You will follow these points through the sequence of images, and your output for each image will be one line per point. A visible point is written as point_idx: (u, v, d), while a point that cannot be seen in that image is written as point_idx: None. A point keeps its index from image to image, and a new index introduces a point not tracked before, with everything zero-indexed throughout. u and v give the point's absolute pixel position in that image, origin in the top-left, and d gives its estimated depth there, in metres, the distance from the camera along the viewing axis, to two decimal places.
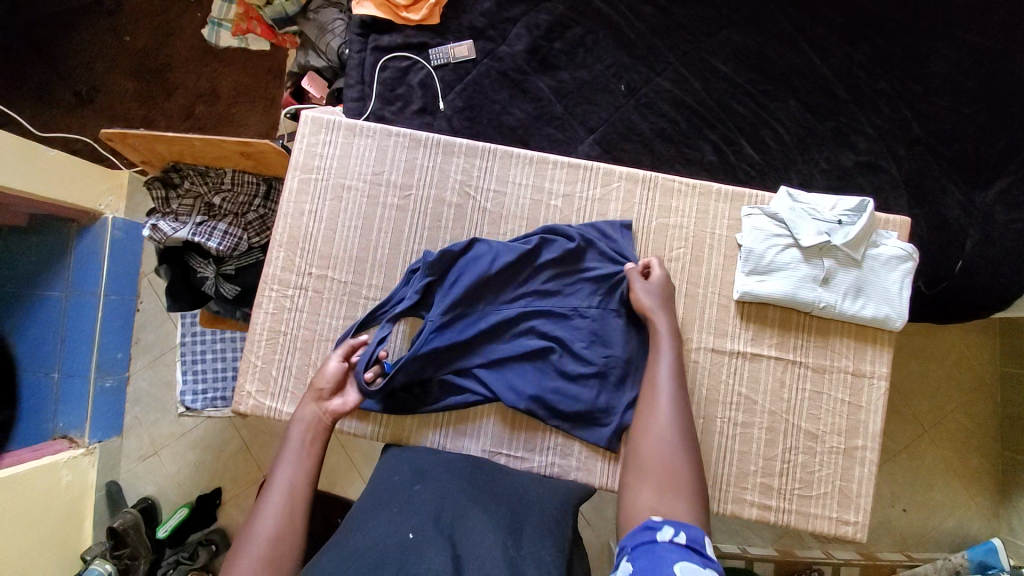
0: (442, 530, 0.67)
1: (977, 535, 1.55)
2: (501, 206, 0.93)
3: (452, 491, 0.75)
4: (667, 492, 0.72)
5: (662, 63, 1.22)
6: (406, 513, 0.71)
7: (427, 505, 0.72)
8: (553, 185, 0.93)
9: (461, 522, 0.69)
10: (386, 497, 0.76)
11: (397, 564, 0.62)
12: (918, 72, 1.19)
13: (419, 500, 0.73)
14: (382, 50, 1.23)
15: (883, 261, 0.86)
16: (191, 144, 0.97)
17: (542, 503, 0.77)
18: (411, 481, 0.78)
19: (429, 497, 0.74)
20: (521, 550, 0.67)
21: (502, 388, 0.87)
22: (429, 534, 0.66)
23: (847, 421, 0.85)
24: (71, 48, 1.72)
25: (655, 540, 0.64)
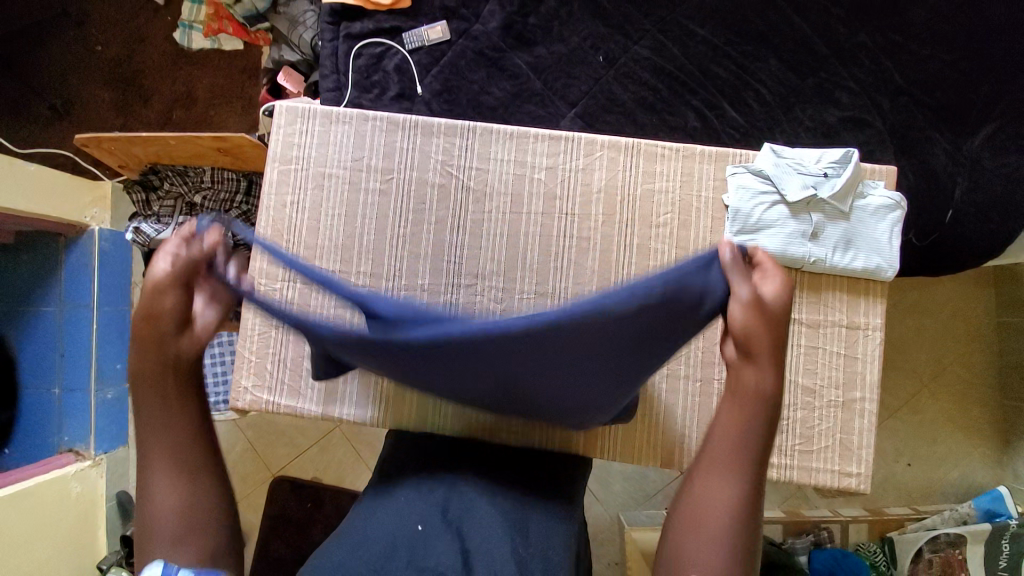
0: (450, 522, 0.68)
1: (982, 483, 1.56)
2: (484, 184, 0.92)
3: (459, 479, 0.75)
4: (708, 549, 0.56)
5: (639, 31, 1.20)
6: (414, 502, 0.71)
7: (435, 493, 0.72)
8: (535, 158, 0.91)
9: (470, 513, 0.70)
10: (393, 482, 0.76)
11: (406, 556, 0.63)
12: (898, 22, 1.17)
13: (427, 488, 0.73)
14: (354, 37, 1.21)
15: (871, 212, 0.86)
16: (167, 145, 0.96)
17: (547, 490, 0.77)
18: (417, 467, 0.78)
19: (435, 485, 0.74)
20: (529, 546, 0.68)
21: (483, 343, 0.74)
22: (436, 528, 0.67)
23: (844, 374, 0.85)
24: (42, 60, 1.69)
25: None
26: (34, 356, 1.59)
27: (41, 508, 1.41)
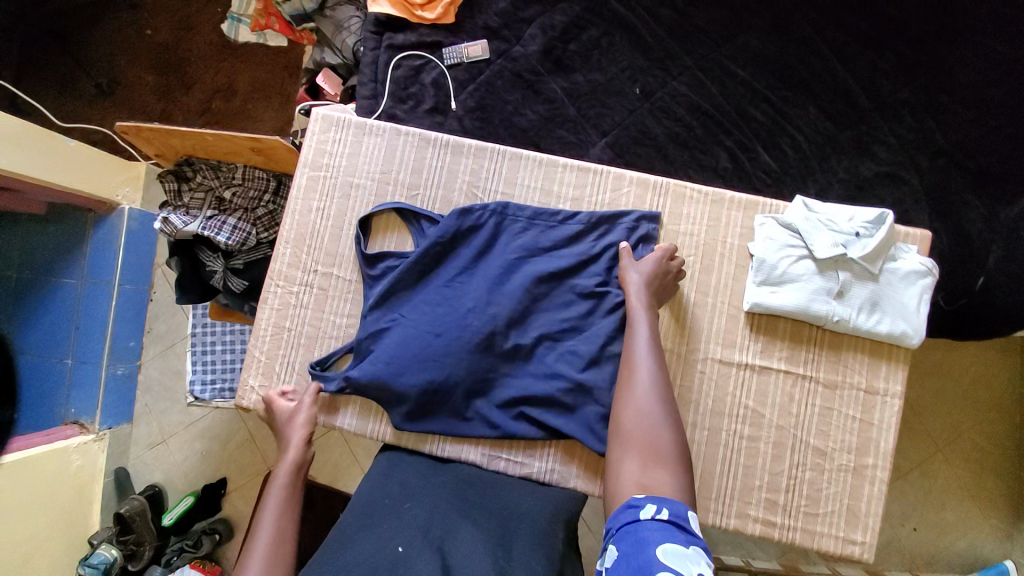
0: (432, 541, 0.66)
1: (989, 557, 1.50)
2: (502, 248, 0.90)
3: (444, 504, 0.74)
4: (652, 466, 0.68)
5: (679, 67, 1.20)
6: (396, 526, 0.69)
7: (417, 517, 0.70)
8: (556, 220, 0.89)
9: (453, 535, 0.67)
10: (375, 509, 0.74)
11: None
12: (944, 82, 1.16)
13: (409, 514, 0.71)
14: (396, 49, 1.23)
15: (900, 276, 0.83)
16: (203, 139, 0.97)
17: (532, 514, 0.76)
18: (400, 502, 0.75)
19: (419, 512, 0.72)
20: (512, 562, 0.65)
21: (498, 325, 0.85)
22: (418, 546, 0.64)
23: (859, 439, 0.83)
24: (94, 42, 1.75)
25: (638, 520, 0.60)
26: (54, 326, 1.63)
27: (42, 477, 1.44)
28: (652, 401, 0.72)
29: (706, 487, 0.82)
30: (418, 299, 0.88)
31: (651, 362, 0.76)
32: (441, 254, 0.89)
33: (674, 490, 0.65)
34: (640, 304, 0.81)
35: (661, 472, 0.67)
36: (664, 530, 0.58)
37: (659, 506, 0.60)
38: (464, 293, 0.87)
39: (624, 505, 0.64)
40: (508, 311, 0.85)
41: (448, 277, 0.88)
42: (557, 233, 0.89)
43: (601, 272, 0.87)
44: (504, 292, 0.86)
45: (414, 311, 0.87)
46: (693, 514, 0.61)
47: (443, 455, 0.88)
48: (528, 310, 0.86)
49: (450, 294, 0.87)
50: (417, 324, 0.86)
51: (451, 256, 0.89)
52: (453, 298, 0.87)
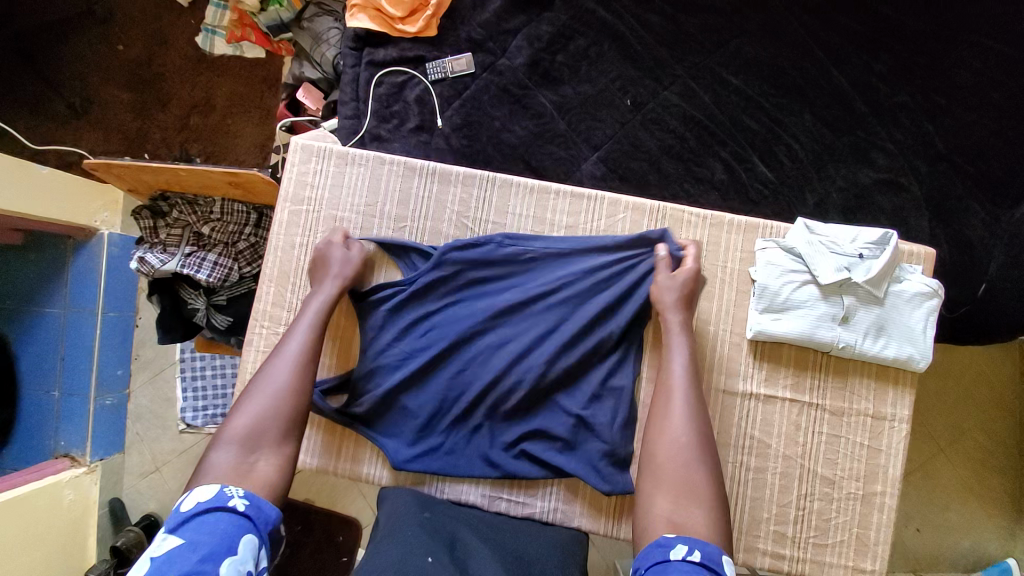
0: (456, 561, 0.67)
1: (991, 556, 1.50)
2: (496, 281, 0.87)
3: (462, 529, 0.75)
4: (683, 503, 0.67)
5: (670, 76, 1.16)
6: (417, 536, 0.70)
7: (439, 534, 0.72)
8: (551, 250, 0.87)
9: (473, 558, 0.69)
10: (391, 524, 0.74)
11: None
12: (941, 84, 1.13)
13: (432, 528, 0.73)
14: (377, 65, 1.18)
15: (906, 298, 0.80)
16: (177, 174, 0.93)
17: (542, 560, 0.73)
18: (418, 509, 0.78)
19: (439, 528, 0.73)
20: None
21: (497, 363, 0.83)
22: (446, 561, 0.66)
23: (866, 466, 0.81)
24: (64, 60, 1.68)
25: (667, 560, 0.59)
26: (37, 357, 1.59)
27: (34, 515, 1.41)
28: (686, 435, 0.71)
29: None
30: (409, 335, 0.85)
31: (687, 394, 0.74)
32: (429, 286, 0.86)
33: (707, 527, 0.65)
34: (680, 326, 0.79)
35: (695, 512, 0.66)
36: (694, 571, 0.58)
37: (690, 548, 0.60)
38: (466, 324, 0.85)
39: (651, 544, 0.63)
40: (507, 347, 0.84)
41: (440, 312, 0.86)
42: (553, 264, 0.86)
43: (597, 301, 0.84)
44: (504, 328, 0.85)
45: (403, 343, 0.85)
46: (726, 558, 0.60)
47: (444, 496, 0.85)
48: (529, 347, 0.83)
49: (453, 324, 0.85)
50: (419, 353, 0.84)
51: (442, 291, 0.86)
52: (455, 328, 0.84)
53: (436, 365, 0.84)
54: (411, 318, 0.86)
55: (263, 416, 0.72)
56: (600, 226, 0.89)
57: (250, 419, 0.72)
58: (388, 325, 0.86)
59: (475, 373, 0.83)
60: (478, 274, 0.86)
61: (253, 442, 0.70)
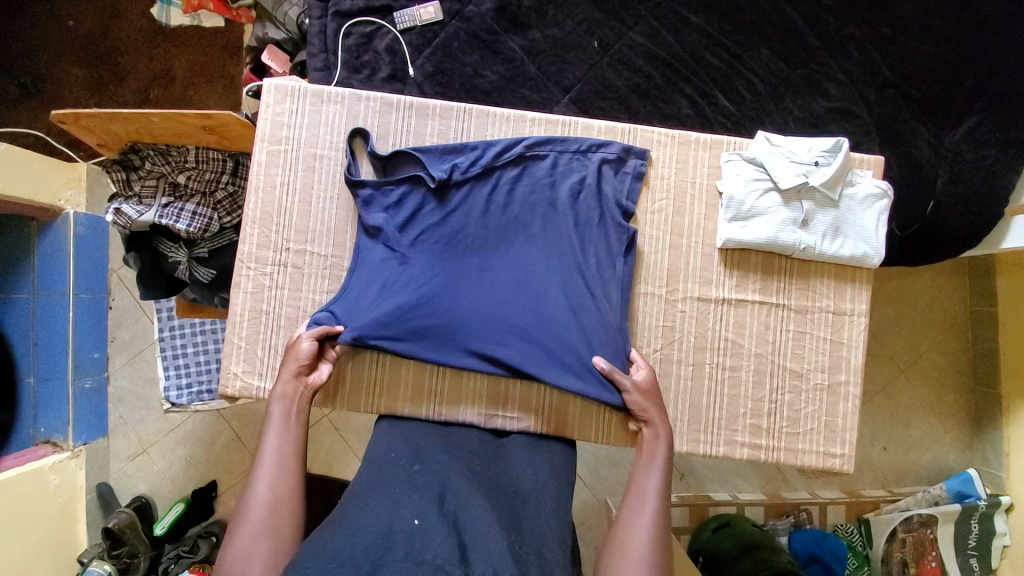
0: (446, 515, 0.65)
1: (952, 467, 1.63)
2: (485, 211, 0.87)
3: (453, 475, 0.74)
4: None
5: (634, 17, 1.19)
6: (408, 495, 0.69)
7: (430, 486, 0.71)
8: (530, 177, 0.89)
9: (465, 507, 0.67)
10: (382, 476, 0.74)
11: (403, 547, 0.60)
12: (884, 15, 1.19)
13: (422, 482, 0.72)
14: (343, 16, 1.18)
15: (859, 200, 0.87)
16: (148, 121, 0.91)
17: (536, 493, 0.74)
18: (409, 462, 0.77)
19: (430, 479, 0.73)
20: (523, 542, 0.64)
21: (493, 284, 0.85)
22: (434, 520, 0.64)
23: (831, 358, 0.87)
24: (11, 37, 1.61)
25: None
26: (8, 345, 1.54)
27: (20, 500, 1.38)
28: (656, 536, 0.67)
29: (696, 420, 0.86)
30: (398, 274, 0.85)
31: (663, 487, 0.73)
32: (416, 215, 0.87)
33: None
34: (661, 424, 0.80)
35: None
36: None
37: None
38: (464, 243, 0.87)
39: None
40: (501, 268, 0.86)
41: (429, 242, 0.86)
42: (531, 187, 0.89)
43: (576, 216, 0.87)
44: (496, 251, 0.86)
45: (394, 285, 0.85)
46: None
47: (439, 418, 0.89)
48: (519, 267, 0.86)
49: (452, 245, 0.86)
50: (420, 269, 0.85)
51: (428, 217, 0.87)
52: (453, 250, 0.86)
53: (429, 285, 0.84)
54: (403, 257, 0.86)
55: (248, 541, 0.64)
56: (577, 151, 0.90)
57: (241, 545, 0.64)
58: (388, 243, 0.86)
59: (471, 295, 0.85)
60: (472, 199, 0.88)
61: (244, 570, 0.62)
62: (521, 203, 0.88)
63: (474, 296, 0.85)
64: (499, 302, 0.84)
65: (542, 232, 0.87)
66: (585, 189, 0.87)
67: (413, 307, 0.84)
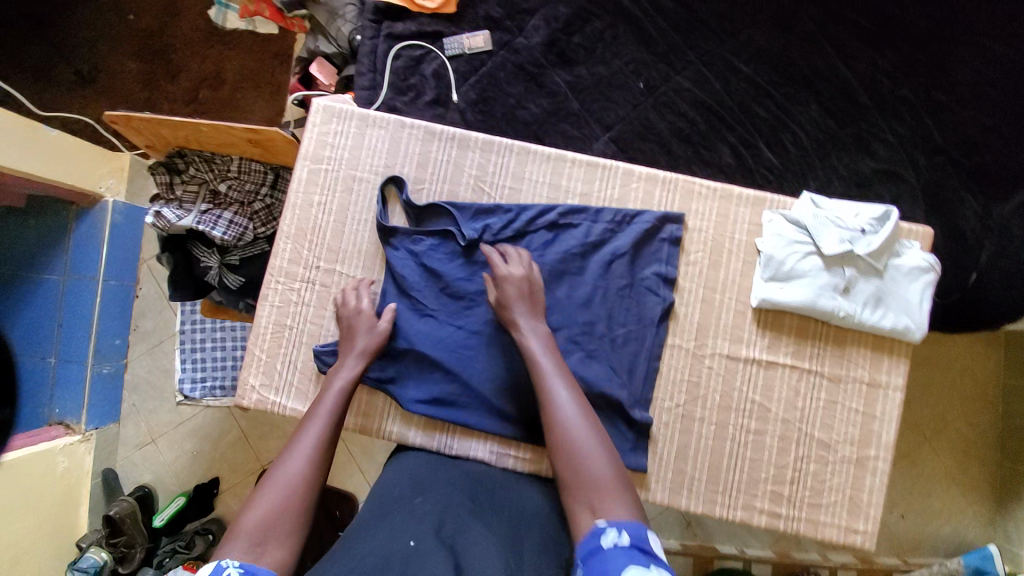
0: (443, 537, 0.62)
1: (972, 542, 1.55)
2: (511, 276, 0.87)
3: (454, 505, 0.71)
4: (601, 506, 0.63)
5: (682, 62, 1.20)
6: (405, 523, 0.66)
7: (429, 512, 0.68)
8: (562, 245, 0.87)
9: (464, 531, 0.64)
10: (384, 509, 0.71)
11: (397, 566, 0.56)
12: (940, 80, 1.17)
13: (421, 510, 0.68)
14: (395, 38, 1.20)
15: (904, 272, 0.84)
16: (197, 130, 0.94)
17: (542, 525, 0.72)
18: (411, 494, 0.74)
19: (429, 506, 0.69)
20: (524, 563, 0.61)
21: (513, 354, 0.85)
22: (428, 541, 0.61)
23: (861, 431, 0.84)
24: (74, 28, 1.67)
25: (600, 548, 0.57)
26: (28, 328, 1.54)
27: (27, 479, 1.40)
28: (581, 429, 0.69)
29: (715, 481, 0.83)
30: (415, 321, 0.87)
31: (561, 375, 0.74)
32: (441, 268, 0.88)
33: (630, 514, 0.62)
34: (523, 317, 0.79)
35: (612, 503, 0.62)
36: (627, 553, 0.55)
37: (619, 532, 0.58)
38: (486, 305, 0.87)
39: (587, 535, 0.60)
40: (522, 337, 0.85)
41: (450, 298, 0.87)
42: (563, 240, 0.87)
43: (607, 264, 0.86)
44: None
45: (416, 340, 0.86)
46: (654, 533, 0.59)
47: (451, 452, 0.87)
48: None
49: (473, 306, 0.87)
50: (440, 329, 0.86)
51: (453, 275, 0.87)
52: (475, 312, 0.87)
53: (449, 348, 0.86)
54: (424, 313, 0.87)
55: (273, 508, 0.65)
56: (612, 222, 0.88)
57: (264, 511, 0.65)
58: (411, 298, 0.87)
59: (487, 361, 0.85)
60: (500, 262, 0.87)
61: (261, 535, 0.63)
62: (550, 269, 0.86)
63: (492, 362, 0.85)
64: (516, 371, 0.85)
65: (567, 300, 0.85)
66: (618, 258, 0.86)
67: (431, 362, 0.86)
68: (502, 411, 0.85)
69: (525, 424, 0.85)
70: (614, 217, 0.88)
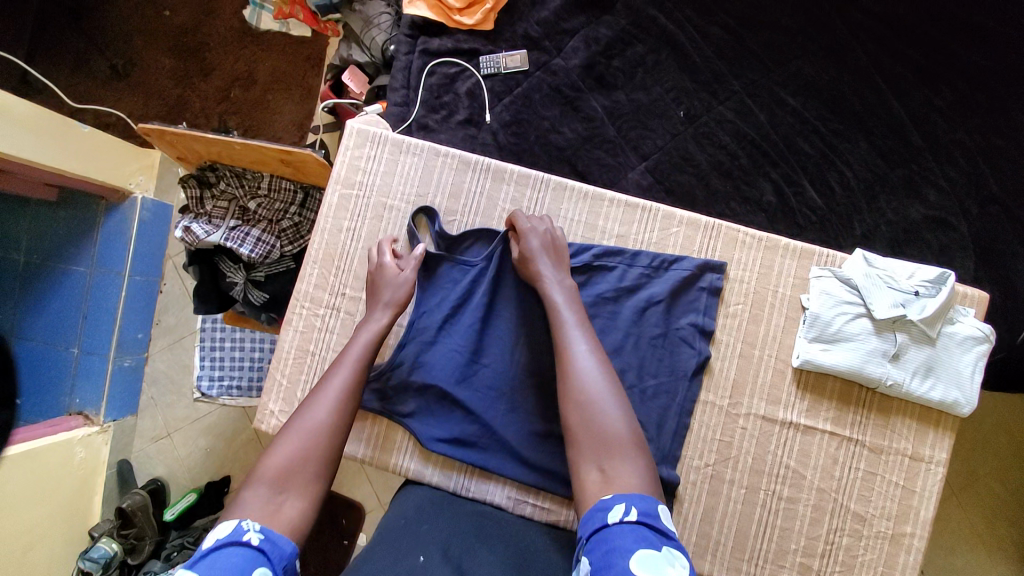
0: (449, 557, 0.65)
1: None
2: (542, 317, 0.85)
3: (459, 532, 0.73)
4: (611, 464, 0.63)
5: (726, 91, 1.15)
6: (413, 543, 0.68)
7: (435, 537, 0.70)
8: (593, 289, 0.84)
9: (469, 554, 0.67)
10: (391, 533, 0.72)
11: None
12: (1002, 125, 1.10)
13: (427, 534, 0.70)
14: (430, 54, 1.17)
15: (958, 340, 0.79)
16: (230, 147, 0.93)
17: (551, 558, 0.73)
18: (417, 520, 0.75)
19: (435, 531, 0.71)
20: None
21: (537, 399, 0.83)
22: (438, 559, 0.64)
23: (899, 506, 0.79)
24: (113, 22, 1.68)
25: (607, 526, 0.56)
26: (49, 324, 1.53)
27: (46, 469, 1.42)
28: (598, 382, 0.68)
29: (741, 548, 0.79)
30: (438, 357, 0.85)
31: (582, 329, 0.73)
32: (468, 305, 0.86)
33: (639, 481, 0.61)
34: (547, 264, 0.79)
35: (620, 465, 0.62)
36: (636, 531, 0.54)
37: (627, 507, 0.57)
38: (512, 346, 0.85)
39: (593, 506, 0.60)
40: (550, 382, 0.83)
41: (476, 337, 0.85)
42: (596, 285, 0.84)
43: (640, 313, 0.83)
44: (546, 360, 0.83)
45: (438, 377, 0.84)
46: (664, 508, 0.57)
47: (467, 494, 0.85)
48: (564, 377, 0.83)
49: (499, 346, 0.85)
50: (463, 367, 0.84)
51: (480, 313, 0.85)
52: (501, 354, 0.85)
53: (472, 387, 0.84)
54: (448, 349, 0.85)
55: (294, 454, 0.66)
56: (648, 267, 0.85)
57: (286, 458, 0.66)
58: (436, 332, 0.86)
59: (509, 405, 0.83)
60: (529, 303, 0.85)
61: (283, 483, 0.64)
62: None
63: (515, 405, 0.83)
64: (539, 417, 0.83)
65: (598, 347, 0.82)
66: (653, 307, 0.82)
67: (452, 401, 0.84)
68: (523, 460, 0.83)
69: (544, 475, 0.83)
70: (651, 264, 0.84)
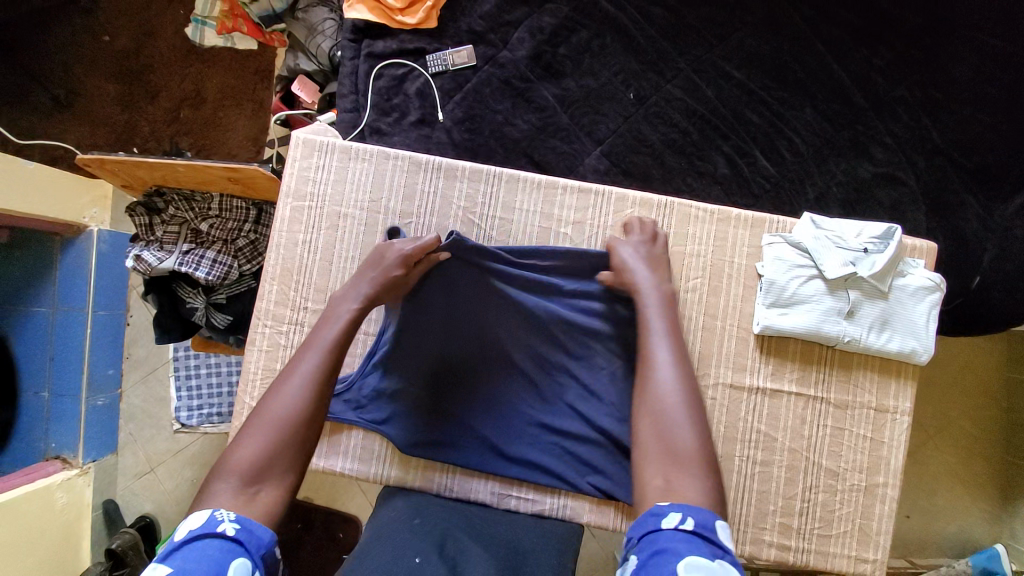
0: (445, 557, 0.65)
1: (979, 542, 1.49)
2: (509, 313, 0.86)
3: (452, 527, 0.74)
4: (675, 475, 0.62)
5: (673, 70, 1.15)
6: (410, 539, 0.69)
7: (432, 533, 0.71)
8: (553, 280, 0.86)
9: (464, 552, 0.68)
10: (381, 533, 0.73)
11: None
12: (939, 79, 1.13)
13: (422, 530, 0.72)
14: (375, 57, 1.16)
15: (909, 292, 0.82)
16: (174, 170, 0.90)
17: (537, 551, 0.75)
18: (409, 515, 0.77)
19: (429, 528, 0.73)
20: None
21: (511, 391, 0.85)
22: (435, 560, 0.64)
23: (869, 457, 0.82)
24: (48, 52, 1.62)
25: (660, 529, 0.56)
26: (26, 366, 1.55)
27: (27, 516, 1.37)
28: (676, 397, 0.67)
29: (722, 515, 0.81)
30: (408, 362, 0.84)
31: (669, 338, 0.72)
32: (432, 305, 0.85)
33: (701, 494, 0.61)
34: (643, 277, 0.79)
35: (686, 479, 0.62)
36: (690, 540, 0.55)
37: (684, 516, 0.57)
38: (483, 343, 0.85)
39: (647, 509, 0.60)
40: (523, 375, 0.85)
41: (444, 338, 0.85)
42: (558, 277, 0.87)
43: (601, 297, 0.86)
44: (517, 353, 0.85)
45: (410, 381, 0.84)
46: (721, 523, 0.57)
47: (451, 494, 0.85)
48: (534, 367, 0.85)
49: (469, 345, 0.85)
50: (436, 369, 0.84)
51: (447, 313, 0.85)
52: (471, 352, 0.85)
53: (447, 387, 0.84)
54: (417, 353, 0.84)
55: (265, 444, 0.65)
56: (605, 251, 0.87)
57: (254, 450, 0.65)
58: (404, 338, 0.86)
59: (485, 401, 0.84)
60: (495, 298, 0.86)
61: (258, 472, 0.64)
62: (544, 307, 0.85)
63: (490, 401, 0.84)
64: (516, 409, 0.84)
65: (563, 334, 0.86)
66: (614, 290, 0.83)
67: (426, 403, 0.84)
68: (504, 453, 0.83)
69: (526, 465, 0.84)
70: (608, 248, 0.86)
